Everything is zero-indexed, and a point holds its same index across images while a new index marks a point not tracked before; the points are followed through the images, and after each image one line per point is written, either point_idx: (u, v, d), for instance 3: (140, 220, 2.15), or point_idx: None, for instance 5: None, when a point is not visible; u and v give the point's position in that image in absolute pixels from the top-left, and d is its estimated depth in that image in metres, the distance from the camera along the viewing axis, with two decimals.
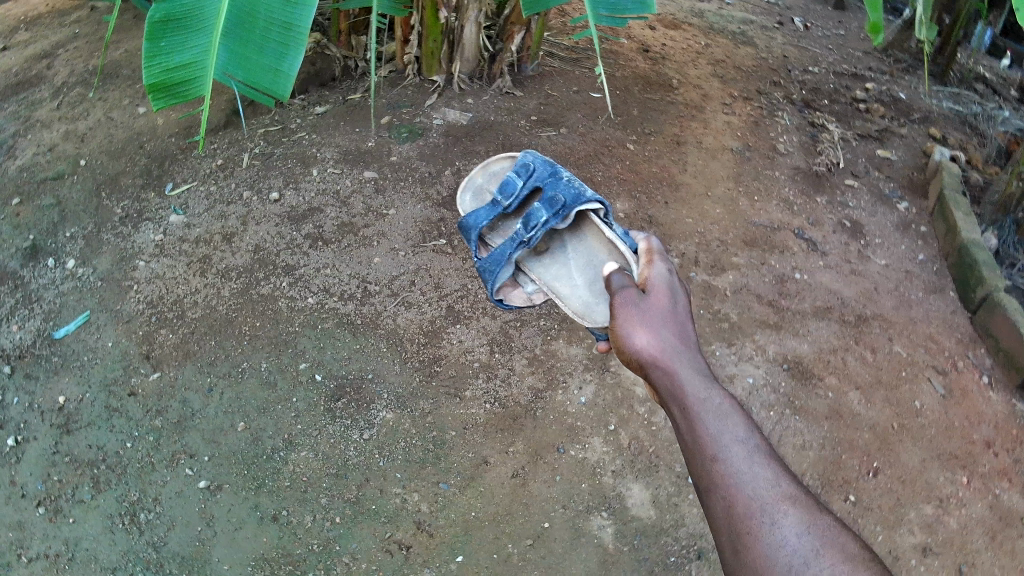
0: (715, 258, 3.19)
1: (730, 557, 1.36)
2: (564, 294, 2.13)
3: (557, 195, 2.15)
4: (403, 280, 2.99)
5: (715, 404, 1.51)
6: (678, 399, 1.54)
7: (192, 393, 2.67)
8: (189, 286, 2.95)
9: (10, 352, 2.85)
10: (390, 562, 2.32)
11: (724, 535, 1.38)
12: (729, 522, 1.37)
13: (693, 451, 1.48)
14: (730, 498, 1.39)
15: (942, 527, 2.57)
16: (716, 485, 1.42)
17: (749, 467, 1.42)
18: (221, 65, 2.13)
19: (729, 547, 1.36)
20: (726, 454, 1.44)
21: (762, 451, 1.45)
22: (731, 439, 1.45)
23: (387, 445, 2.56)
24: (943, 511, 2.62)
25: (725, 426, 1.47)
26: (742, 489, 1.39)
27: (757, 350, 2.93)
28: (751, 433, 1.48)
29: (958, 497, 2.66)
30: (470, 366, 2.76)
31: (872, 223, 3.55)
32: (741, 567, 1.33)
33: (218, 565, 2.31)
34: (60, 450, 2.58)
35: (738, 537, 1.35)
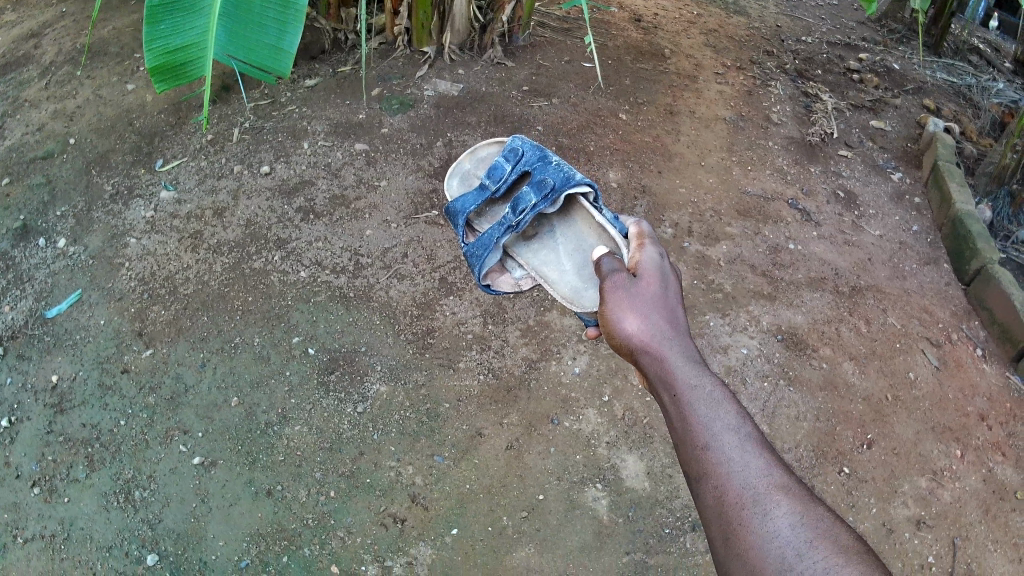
0: (709, 229, 3.18)
1: (720, 547, 1.31)
2: (553, 280, 2.12)
3: (546, 179, 2.14)
4: (395, 252, 2.97)
5: (705, 388, 1.49)
6: (666, 384, 1.54)
7: (185, 368, 2.66)
8: (180, 262, 2.93)
9: (2, 333, 2.84)
10: (386, 536, 2.32)
11: (714, 525, 1.34)
12: (718, 512, 1.34)
13: (682, 439, 1.46)
14: (720, 487, 1.35)
15: (936, 500, 2.59)
16: (706, 473, 1.39)
17: (740, 456, 1.38)
18: (222, 44, 2.45)
19: (719, 537, 1.32)
20: (717, 442, 1.41)
21: (754, 440, 1.41)
22: (722, 427, 1.42)
23: (381, 418, 2.55)
24: (937, 483, 2.63)
25: (716, 413, 1.45)
26: (733, 479, 1.35)
27: (751, 320, 2.93)
28: (743, 421, 1.44)
29: (951, 469, 2.67)
30: (463, 338, 2.75)
31: (866, 193, 3.54)
32: (730, 558, 1.28)
33: (214, 543, 2.31)
34: (54, 430, 2.57)
35: (727, 527, 1.31)
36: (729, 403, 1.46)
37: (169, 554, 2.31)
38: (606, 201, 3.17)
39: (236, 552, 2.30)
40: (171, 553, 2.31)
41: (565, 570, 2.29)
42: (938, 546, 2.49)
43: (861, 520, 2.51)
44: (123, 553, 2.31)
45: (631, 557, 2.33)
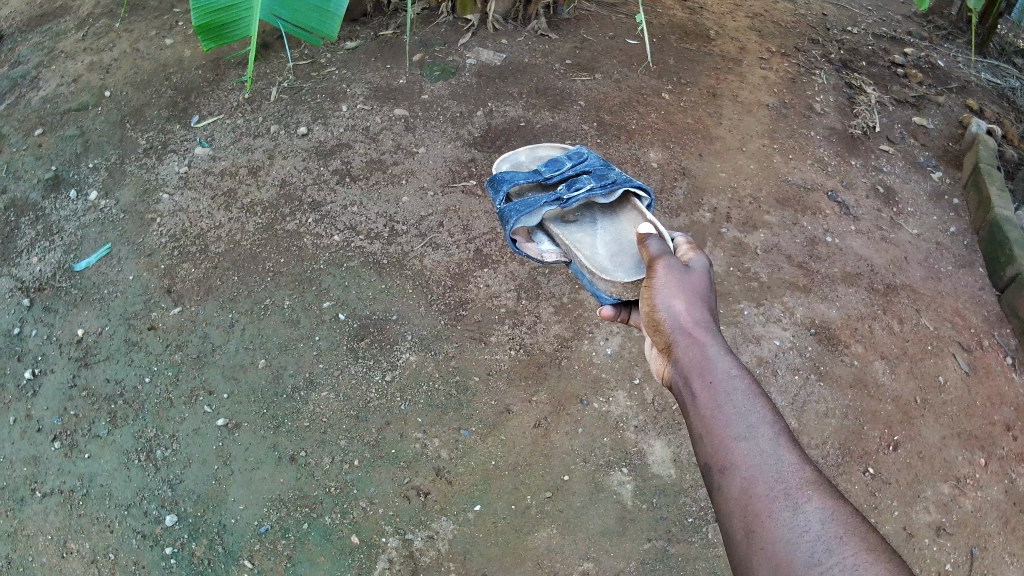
0: (747, 216, 3.14)
1: (741, 541, 1.25)
2: (584, 254, 2.04)
3: (609, 175, 2.20)
4: (431, 220, 2.94)
5: (741, 383, 1.45)
6: (702, 373, 1.50)
7: (213, 328, 2.65)
8: (213, 220, 2.92)
9: (30, 284, 2.84)
10: (408, 508, 2.31)
11: (736, 517, 1.28)
12: (743, 503, 1.28)
13: (711, 429, 1.41)
14: (748, 477, 1.30)
15: (957, 507, 2.54)
16: (734, 463, 1.34)
17: (772, 450, 1.32)
18: (269, 8, 2.81)
19: (741, 530, 1.26)
20: (749, 434, 1.36)
21: (787, 436, 1.35)
22: (756, 420, 1.37)
23: (409, 389, 2.53)
24: (959, 491, 2.58)
25: (750, 408, 1.40)
26: (763, 471, 1.29)
27: (785, 311, 2.89)
28: (778, 418, 1.39)
29: (975, 477, 2.62)
30: (496, 311, 2.73)
31: (905, 190, 3.47)
32: (754, 553, 1.22)
33: (234, 506, 2.30)
34: (78, 384, 2.57)
35: (753, 521, 1.24)
36: (765, 398, 1.41)
37: (187, 515, 2.30)
38: (645, 182, 3.14)
39: (255, 516, 2.28)
40: (190, 515, 2.30)
41: (585, 553, 2.27)
42: (956, 555, 2.44)
43: (882, 522, 2.47)
44: (141, 512, 2.31)
45: (652, 544, 2.31)
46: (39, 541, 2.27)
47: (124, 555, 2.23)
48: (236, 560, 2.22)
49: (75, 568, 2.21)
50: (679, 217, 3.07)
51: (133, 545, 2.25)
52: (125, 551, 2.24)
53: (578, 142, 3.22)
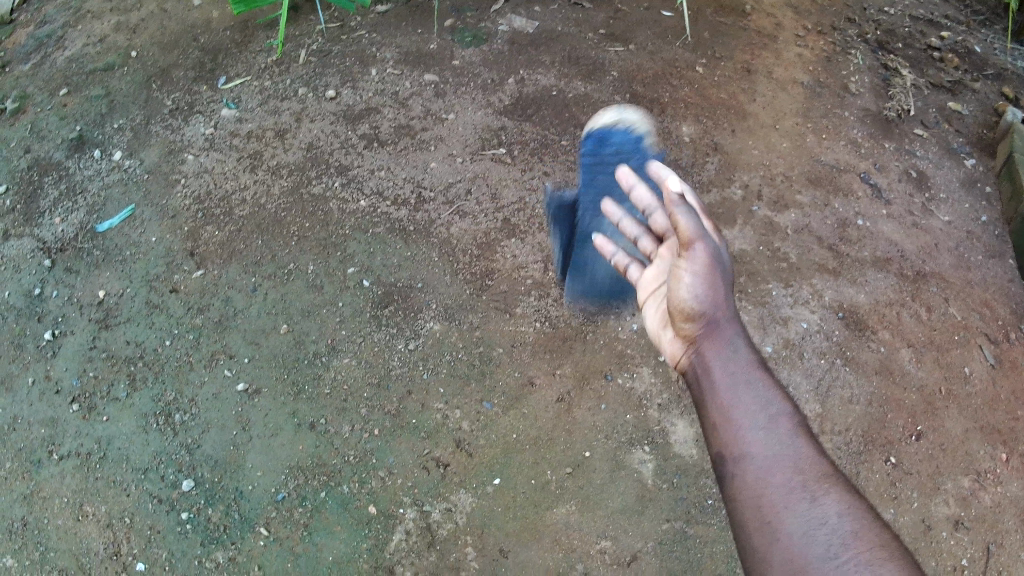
0: (779, 194, 3.09)
1: (752, 530, 1.27)
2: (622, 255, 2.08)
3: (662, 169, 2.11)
4: (459, 187, 2.91)
5: (760, 376, 1.46)
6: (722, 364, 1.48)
7: (235, 292, 2.63)
8: (237, 182, 2.89)
9: (51, 245, 2.82)
10: (427, 480, 2.30)
11: (747, 508, 1.30)
12: (756, 496, 1.29)
13: (726, 419, 1.41)
14: (763, 469, 1.31)
15: (977, 502, 2.50)
16: (749, 455, 1.34)
17: (788, 441, 1.34)
18: None
19: (749, 519, 1.28)
20: (768, 427, 1.37)
21: (805, 432, 1.37)
22: (777, 411, 1.39)
23: (432, 358, 2.51)
24: (980, 485, 2.54)
25: (768, 399, 1.41)
26: (779, 461, 1.32)
27: (813, 294, 2.84)
28: (797, 414, 1.40)
29: (995, 472, 2.58)
30: (522, 282, 2.69)
31: (938, 176, 3.41)
32: (765, 540, 1.24)
33: (251, 472, 2.31)
34: (98, 346, 2.56)
35: (764, 510, 1.27)
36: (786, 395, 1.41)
37: (205, 481, 2.30)
38: (677, 157, 3.12)
39: (273, 483, 2.29)
40: (207, 481, 2.30)
41: (603, 532, 2.24)
42: (972, 550, 2.40)
43: (901, 514, 2.44)
44: (158, 477, 2.31)
45: (670, 525, 2.28)
46: (54, 503, 2.26)
47: (140, 519, 2.23)
48: (252, 527, 2.22)
49: (91, 532, 2.21)
50: (709, 193, 3.04)
51: (149, 509, 2.25)
52: (141, 516, 2.24)
53: None
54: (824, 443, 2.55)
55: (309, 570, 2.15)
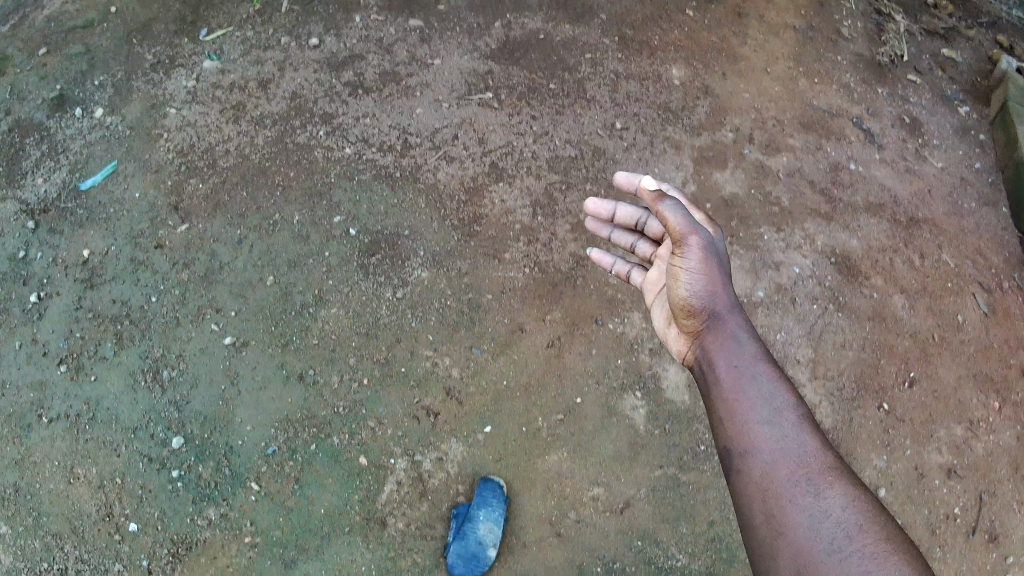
0: (770, 138, 3.05)
1: (760, 523, 1.44)
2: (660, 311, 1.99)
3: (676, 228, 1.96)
4: (446, 132, 2.86)
5: (763, 365, 1.66)
6: (727, 355, 1.69)
7: (221, 245, 2.60)
8: (221, 134, 2.83)
9: (34, 206, 2.69)
10: (417, 429, 2.36)
11: (757, 501, 1.47)
12: (765, 486, 1.48)
13: (732, 408, 1.61)
14: (771, 463, 1.50)
15: (969, 450, 2.57)
16: (757, 448, 1.53)
17: (792, 434, 1.53)
18: None
19: (764, 515, 1.45)
20: (772, 419, 1.56)
21: (807, 421, 1.56)
22: (781, 403, 1.58)
23: (420, 306, 2.52)
24: (972, 434, 2.60)
25: (769, 386, 1.62)
26: (785, 454, 1.50)
27: (806, 239, 2.82)
28: (799, 403, 1.59)
29: (988, 421, 2.64)
30: (511, 228, 2.68)
31: (931, 122, 3.37)
32: (777, 535, 1.41)
33: (241, 427, 2.34)
34: (83, 306, 2.50)
35: (773, 505, 1.44)
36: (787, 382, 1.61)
37: (195, 438, 2.32)
38: (666, 99, 3.07)
39: (263, 437, 2.33)
40: (197, 437, 2.32)
41: (595, 478, 2.35)
42: (965, 499, 2.49)
43: (894, 461, 2.50)
44: (148, 435, 2.31)
45: (662, 471, 2.39)
46: (46, 467, 2.25)
47: (131, 480, 2.25)
48: (243, 482, 2.27)
49: (82, 495, 2.22)
50: (699, 136, 2.99)
51: (140, 469, 2.27)
52: (132, 476, 2.26)
53: (598, 58, 3.15)
54: (818, 388, 2.56)
55: (301, 525, 2.23)
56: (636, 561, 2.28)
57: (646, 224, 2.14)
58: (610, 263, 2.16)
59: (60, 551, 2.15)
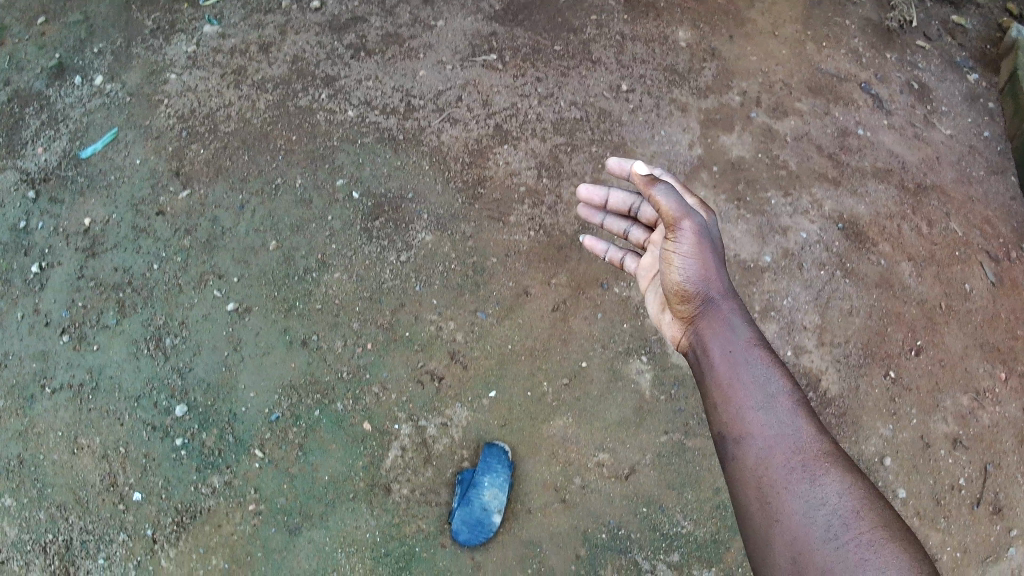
0: (778, 102, 3.01)
1: (755, 510, 1.42)
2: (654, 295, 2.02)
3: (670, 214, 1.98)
4: (450, 95, 2.82)
5: (757, 350, 1.63)
6: (720, 339, 1.69)
7: (222, 210, 2.57)
8: (222, 99, 2.79)
9: (35, 175, 2.67)
10: (422, 394, 2.36)
11: (752, 489, 1.45)
12: (759, 474, 1.45)
13: (726, 394, 1.59)
14: (765, 450, 1.47)
15: (974, 420, 2.57)
16: (751, 435, 1.50)
17: (787, 419, 1.50)
18: None
19: (759, 503, 1.42)
20: (767, 404, 1.53)
21: (802, 406, 1.53)
22: (775, 388, 1.55)
23: (424, 269, 2.50)
24: (978, 404, 2.59)
25: (763, 370, 1.59)
26: (780, 440, 1.47)
27: (813, 204, 2.80)
28: (794, 387, 1.56)
29: (994, 391, 2.63)
30: (515, 190, 2.65)
31: (939, 89, 3.33)
32: (772, 524, 1.38)
33: (245, 394, 2.34)
34: (85, 275, 2.49)
35: (768, 492, 1.42)
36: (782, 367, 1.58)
37: (198, 405, 2.33)
38: (673, 62, 3.03)
39: (267, 404, 2.33)
40: (200, 405, 2.33)
41: (600, 444, 2.35)
42: (970, 469, 2.50)
43: (900, 430, 2.50)
44: (151, 403, 2.32)
45: (669, 437, 2.38)
46: (49, 438, 2.27)
47: (134, 448, 2.27)
48: (247, 449, 2.28)
49: (86, 464, 2.24)
50: (706, 99, 2.96)
51: (143, 438, 2.28)
52: (135, 444, 2.27)
53: (604, 19, 3.10)
54: (823, 355, 2.55)
55: (305, 491, 2.25)
56: (641, 527, 2.29)
57: (639, 209, 2.17)
58: (603, 249, 2.23)
59: (64, 522, 2.18)
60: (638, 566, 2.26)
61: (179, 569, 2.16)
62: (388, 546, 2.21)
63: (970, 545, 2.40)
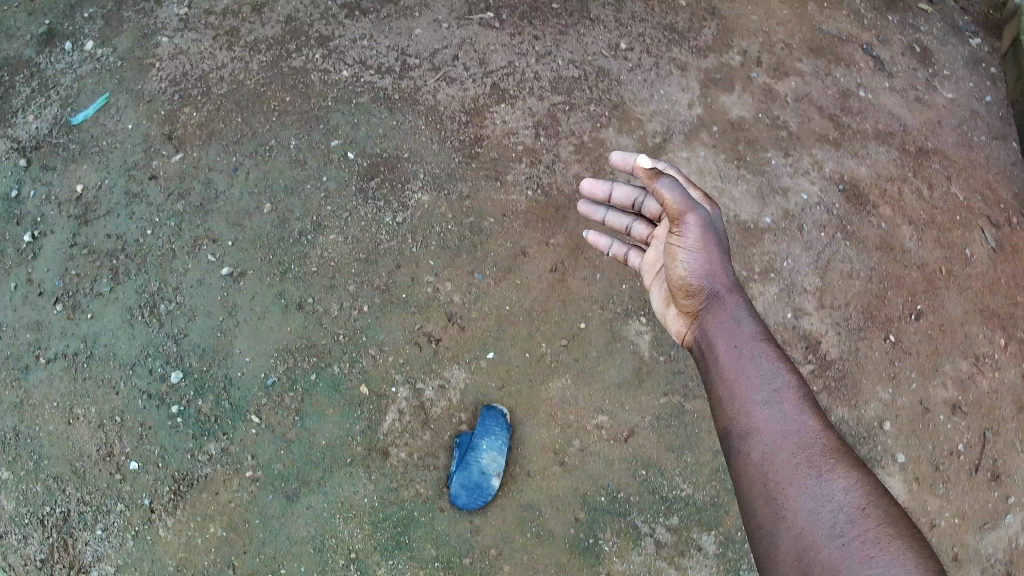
0: (778, 62, 2.98)
1: (760, 507, 1.37)
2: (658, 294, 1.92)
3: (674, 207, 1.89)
4: (445, 54, 2.78)
5: (763, 346, 1.59)
6: (726, 334, 1.64)
7: (216, 173, 2.54)
8: (215, 61, 2.74)
9: (26, 144, 2.61)
10: (419, 356, 2.34)
11: (758, 485, 1.40)
12: (765, 470, 1.40)
13: (732, 389, 1.55)
14: (770, 446, 1.42)
15: (974, 386, 2.56)
16: (757, 430, 1.46)
17: (792, 415, 1.45)
18: None
19: (763, 499, 1.37)
20: (773, 399, 1.48)
21: (810, 403, 1.48)
22: (781, 384, 1.51)
23: (421, 230, 2.47)
24: (978, 369, 2.58)
25: (769, 366, 1.54)
26: (785, 436, 1.42)
27: (814, 164, 2.77)
28: (800, 382, 1.52)
29: (993, 357, 2.62)
30: (513, 149, 2.62)
31: (941, 53, 3.30)
32: (777, 520, 1.33)
33: (240, 359, 2.31)
34: (78, 243, 2.45)
35: (773, 489, 1.37)
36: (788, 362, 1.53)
37: (194, 371, 2.30)
38: (673, 20, 2.98)
39: (263, 368, 2.31)
40: (196, 371, 2.30)
41: (600, 406, 2.34)
42: (969, 435, 2.49)
43: (900, 394, 2.49)
44: (146, 371, 2.30)
45: (668, 399, 2.38)
46: (45, 409, 2.25)
47: (130, 417, 2.25)
48: (243, 415, 2.26)
49: (83, 435, 2.22)
50: (706, 58, 2.92)
51: (139, 406, 2.26)
52: (131, 413, 2.25)
53: None
54: (823, 318, 2.53)
55: (302, 457, 2.23)
56: (640, 491, 2.29)
57: (644, 204, 2.03)
58: (607, 245, 2.10)
59: (62, 494, 2.17)
60: (638, 529, 2.26)
61: (178, 538, 2.15)
62: (386, 511, 2.20)
63: (967, 510, 2.39)
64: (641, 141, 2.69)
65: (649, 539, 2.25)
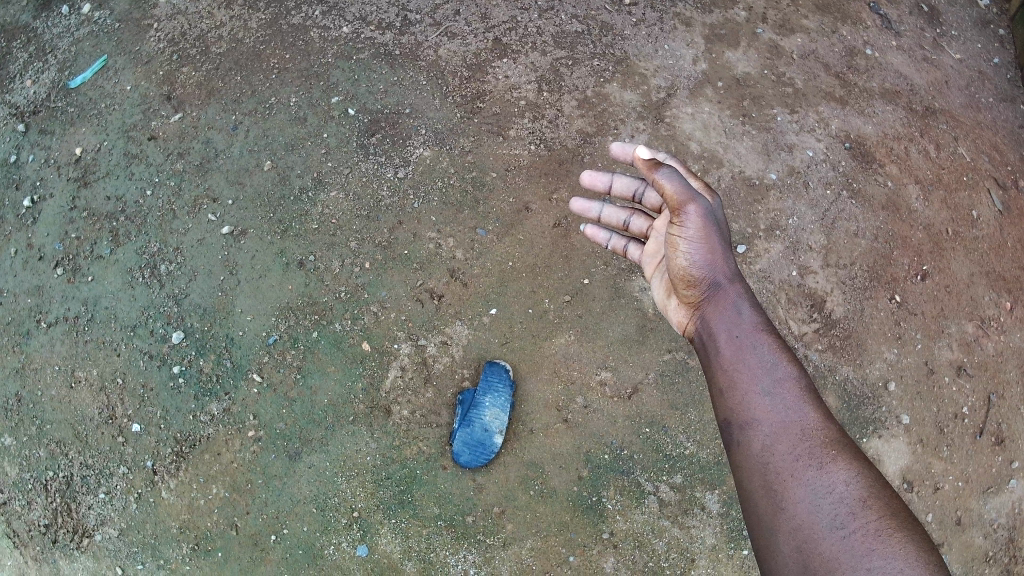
0: (784, 18, 2.94)
1: (759, 496, 1.38)
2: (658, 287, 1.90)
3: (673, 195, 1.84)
4: (447, 9, 2.72)
5: (762, 334, 1.58)
6: (728, 322, 1.63)
7: (215, 132, 2.51)
8: (213, 20, 2.69)
9: (24, 109, 2.61)
10: (421, 312, 2.33)
11: (756, 475, 1.41)
12: (765, 461, 1.41)
13: (732, 379, 1.54)
14: (771, 437, 1.43)
15: (979, 349, 2.54)
16: (758, 421, 1.46)
17: (792, 406, 1.46)
18: None
19: (763, 490, 1.38)
20: (773, 389, 1.49)
21: (809, 392, 1.48)
22: (781, 373, 1.50)
23: (422, 186, 2.45)
24: (983, 332, 2.57)
25: (768, 355, 1.54)
26: (785, 428, 1.43)
27: (819, 122, 2.75)
28: (800, 372, 1.52)
29: (999, 320, 2.60)
30: (515, 104, 2.59)
31: (949, 12, 3.25)
32: (777, 512, 1.35)
33: (241, 318, 2.30)
34: (78, 206, 2.44)
35: (773, 481, 1.38)
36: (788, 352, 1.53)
37: (195, 331, 2.29)
38: None
39: (264, 327, 2.29)
40: (197, 330, 2.29)
41: (603, 362, 2.33)
42: (974, 398, 2.48)
43: (905, 354, 2.47)
44: (147, 332, 2.29)
45: (672, 355, 2.35)
46: (46, 373, 2.28)
47: (132, 378, 2.25)
48: (245, 375, 2.25)
49: (85, 398, 2.24)
50: (711, 14, 2.88)
51: (140, 367, 2.26)
52: (133, 374, 2.26)
53: None
54: (829, 276, 2.51)
55: (304, 416, 2.23)
56: (644, 449, 2.28)
57: (643, 195, 2.00)
58: (605, 238, 2.01)
59: (65, 458, 2.21)
60: (641, 488, 2.26)
61: (180, 500, 2.17)
62: (389, 470, 2.21)
63: (971, 474, 2.42)
64: (645, 96, 2.66)
65: (653, 497, 2.25)
